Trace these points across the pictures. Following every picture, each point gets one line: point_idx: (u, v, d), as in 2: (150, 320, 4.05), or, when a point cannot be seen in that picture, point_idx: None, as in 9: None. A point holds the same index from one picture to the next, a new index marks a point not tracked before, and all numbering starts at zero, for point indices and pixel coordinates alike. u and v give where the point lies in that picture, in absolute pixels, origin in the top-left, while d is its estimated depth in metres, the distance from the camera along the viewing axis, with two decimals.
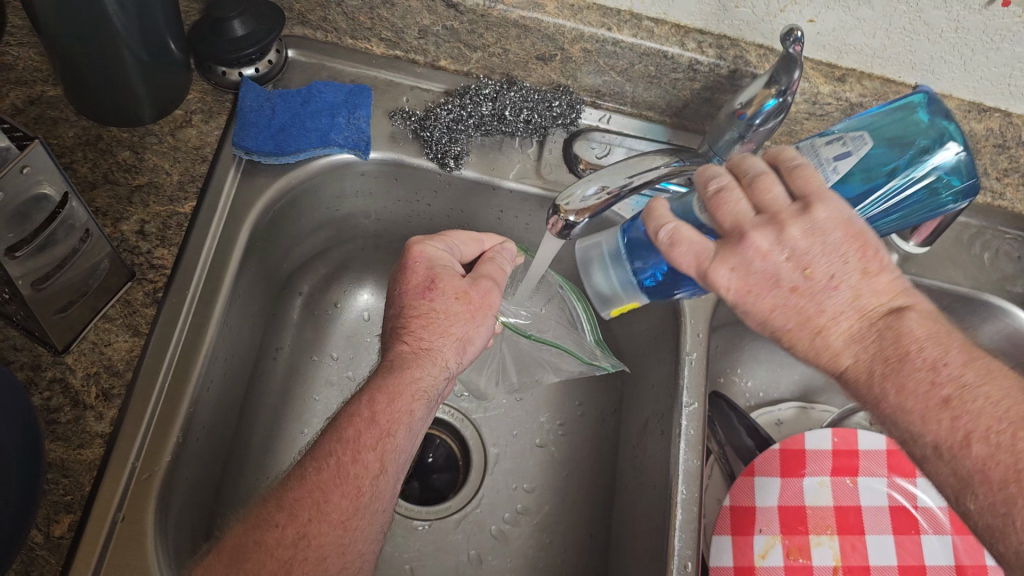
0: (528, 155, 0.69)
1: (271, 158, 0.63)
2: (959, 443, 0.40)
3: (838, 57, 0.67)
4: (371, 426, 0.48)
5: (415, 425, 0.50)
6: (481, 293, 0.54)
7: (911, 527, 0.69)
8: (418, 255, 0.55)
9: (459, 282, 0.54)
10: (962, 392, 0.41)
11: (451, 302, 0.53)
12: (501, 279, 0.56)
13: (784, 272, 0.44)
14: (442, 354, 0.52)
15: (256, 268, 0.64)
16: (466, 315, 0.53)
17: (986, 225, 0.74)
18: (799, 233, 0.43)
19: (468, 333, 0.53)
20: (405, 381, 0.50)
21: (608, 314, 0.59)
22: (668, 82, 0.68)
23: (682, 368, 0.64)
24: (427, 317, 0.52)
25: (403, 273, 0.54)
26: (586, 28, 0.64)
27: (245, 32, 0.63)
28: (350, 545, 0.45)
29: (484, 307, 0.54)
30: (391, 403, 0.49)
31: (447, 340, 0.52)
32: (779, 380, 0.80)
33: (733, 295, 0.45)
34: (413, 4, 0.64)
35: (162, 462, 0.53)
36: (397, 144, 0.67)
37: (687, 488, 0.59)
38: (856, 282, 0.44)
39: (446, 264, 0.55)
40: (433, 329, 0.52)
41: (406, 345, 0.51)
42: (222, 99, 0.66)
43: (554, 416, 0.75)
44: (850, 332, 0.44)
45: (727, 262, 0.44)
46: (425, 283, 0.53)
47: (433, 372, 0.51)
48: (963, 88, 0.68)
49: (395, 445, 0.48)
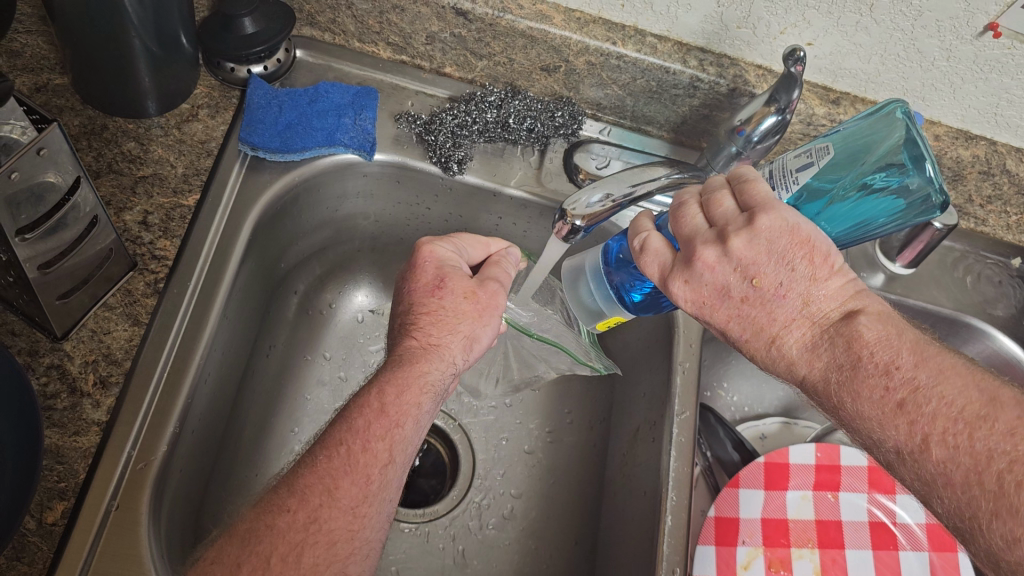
0: (529, 162, 0.70)
1: (277, 155, 0.64)
2: (918, 448, 0.41)
3: (833, 80, 0.69)
4: (381, 417, 0.48)
5: (422, 420, 0.50)
6: (489, 293, 0.54)
7: (890, 543, 0.70)
8: (427, 254, 0.56)
9: (467, 282, 0.54)
10: (915, 395, 0.42)
11: (459, 301, 0.53)
12: (506, 283, 0.57)
13: (733, 284, 0.45)
14: (449, 351, 0.52)
15: (256, 262, 0.65)
16: (473, 314, 0.53)
17: (969, 250, 0.76)
18: (743, 244, 0.44)
19: (475, 331, 0.53)
20: (413, 374, 0.50)
21: (594, 327, 0.60)
22: (668, 98, 0.70)
23: (674, 377, 0.65)
24: (435, 314, 0.53)
25: (413, 271, 0.55)
26: (592, 41, 0.66)
27: (255, 30, 0.64)
28: (358, 532, 0.46)
29: (490, 308, 0.54)
30: (401, 397, 0.49)
31: (455, 337, 0.52)
32: (764, 397, 0.82)
33: (691, 307, 0.47)
34: (423, 10, 0.65)
35: (158, 452, 0.53)
36: (400, 147, 0.68)
37: (676, 494, 0.60)
38: (805, 288, 0.45)
39: (455, 263, 0.56)
40: (441, 326, 0.52)
41: (415, 340, 0.52)
42: (228, 94, 0.66)
43: (543, 423, 0.76)
44: (804, 340, 0.45)
45: (680, 276, 0.47)
46: (434, 281, 0.54)
47: (442, 368, 0.51)
48: (952, 116, 0.70)
49: (404, 436, 0.49)
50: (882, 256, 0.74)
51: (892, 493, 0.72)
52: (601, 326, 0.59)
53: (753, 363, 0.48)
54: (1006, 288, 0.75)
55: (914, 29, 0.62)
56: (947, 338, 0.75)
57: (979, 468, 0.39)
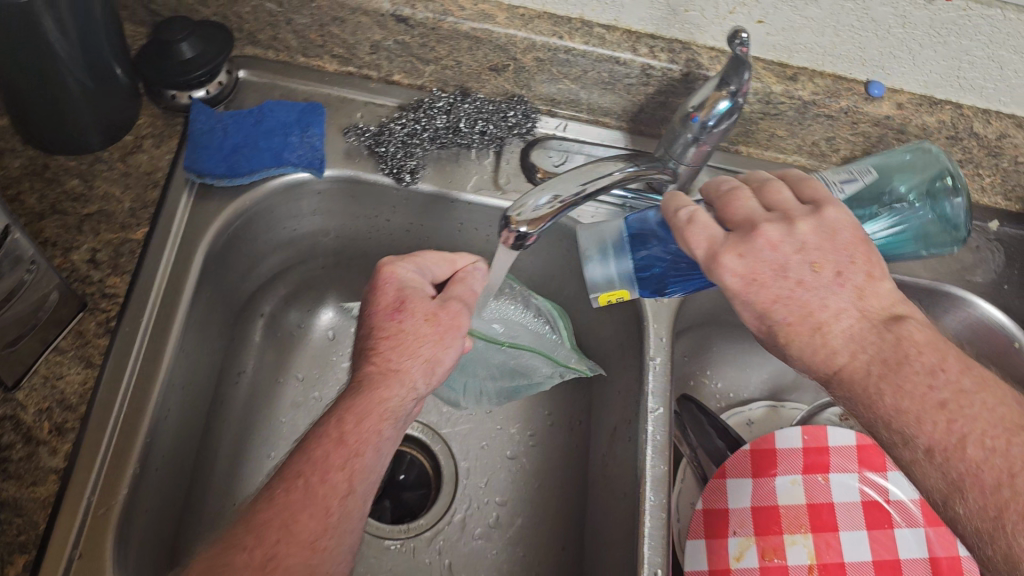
0: (484, 167, 0.67)
1: (224, 180, 0.62)
2: (953, 446, 0.44)
3: (788, 56, 0.66)
4: (340, 448, 0.46)
5: (385, 449, 0.48)
6: (450, 315, 0.52)
7: (885, 521, 0.71)
8: (388, 276, 0.52)
9: (428, 304, 0.52)
10: (958, 397, 0.45)
11: (421, 324, 0.51)
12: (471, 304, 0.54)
13: (793, 263, 0.46)
14: (410, 376, 0.49)
15: (212, 292, 0.63)
16: (434, 337, 0.51)
17: None
18: (807, 229, 0.47)
19: (437, 355, 0.51)
20: (375, 400, 0.48)
21: (593, 302, 0.57)
22: (622, 88, 0.68)
23: (646, 372, 0.64)
24: (396, 338, 0.50)
25: (373, 294, 0.52)
26: (537, 37, 0.64)
27: (194, 54, 0.62)
28: (319, 566, 0.43)
29: (452, 330, 0.52)
30: (360, 424, 0.47)
31: (415, 362, 0.50)
32: (749, 381, 0.80)
33: (737, 283, 0.47)
34: (364, 20, 0.64)
35: (119, 495, 0.52)
36: (352, 161, 0.66)
37: (655, 495, 0.59)
38: (861, 283, 0.47)
39: (417, 286, 0.53)
40: (402, 351, 0.50)
41: (374, 365, 0.49)
42: (172, 123, 0.65)
43: (524, 426, 0.75)
44: (850, 331, 0.46)
45: (736, 248, 0.47)
46: (394, 304, 0.51)
47: (402, 394, 0.49)
48: (914, 82, 0.67)
49: (364, 466, 0.46)
50: None
51: (883, 470, 0.73)
52: (601, 302, 0.57)
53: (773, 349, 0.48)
54: (982, 254, 0.74)
55: None
56: (929, 310, 0.73)
57: (1013, 470, 0.43)
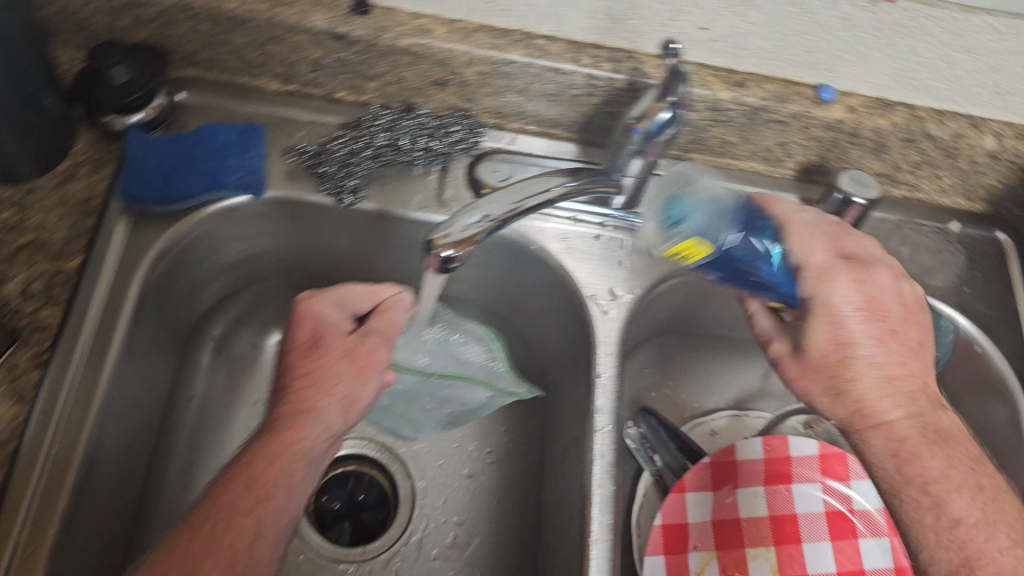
0: (428, 184, 0.67)
1: (160, 205, 0.61)
2: (983, 523, 0.47)
3: (735, 61, 0.65)
4: (247, 492, 0.46)
5: (298, 490, 0.47)
6: (368, 351, 0.53)
7: (849, 531, 0.70)
8: (305, 312, 0.54)
9: (345, 341, 0.53)
10: (994, 488, 0.49)
11: (335, 361, 0.52)
12: (392, 336, 0.55)
13: (892, 307, 0.52)
14: (325, 415, 0.50)
15: (155, 321, 0.63)
16: (350, 374, 0.51)
17: (904, 220, 0.73)
18: (910, 287, 0.53)
19: (353, 392, 0.51)
20: (287, 440, 0.48)
21: (670, 243, 0.50)
22: (568, 99, 0.67)
23: (596, 391, 0.63)
24: (310, 376, 0.51)
25: (290, 331, 0.54)
26: (477, 51, 0.63)
27: (128, 79, 0.61)
28: None
29: (369, 367, 0.52)
30: (270, 466, 0.47)
31: (330, 401, 0.50)
32: (714, 391, 0.78)
33: (840, 302, 0.51)
34: (300, 38, 0.63)
35: (50, 532, 0.52)
36: (294, 182, 0.65)
37: (603, 517, 0.58)
38: (930, 358, 0.53)
39: (335, 321, 0.54)
40: (315, 390, 0.50)
41: (288, 406, 0.50)
42: (110, 148, 0.63)
43: (483, 444, 0.74)
44: (915, 388, 0.50)
45: (859, 276, 0.52)
46: (310, 341, 0.53)
47: (316, 433, 0.49)
48: (865, 85, 0.66)
49: (273, 510, 0.46)
50: None
51: (846, 478, 0.72)
52: (676, 249, 0.50)
53: (824, 376, 0.51)
54: (943, 256, 0.72)
55: None
56: None
57: None
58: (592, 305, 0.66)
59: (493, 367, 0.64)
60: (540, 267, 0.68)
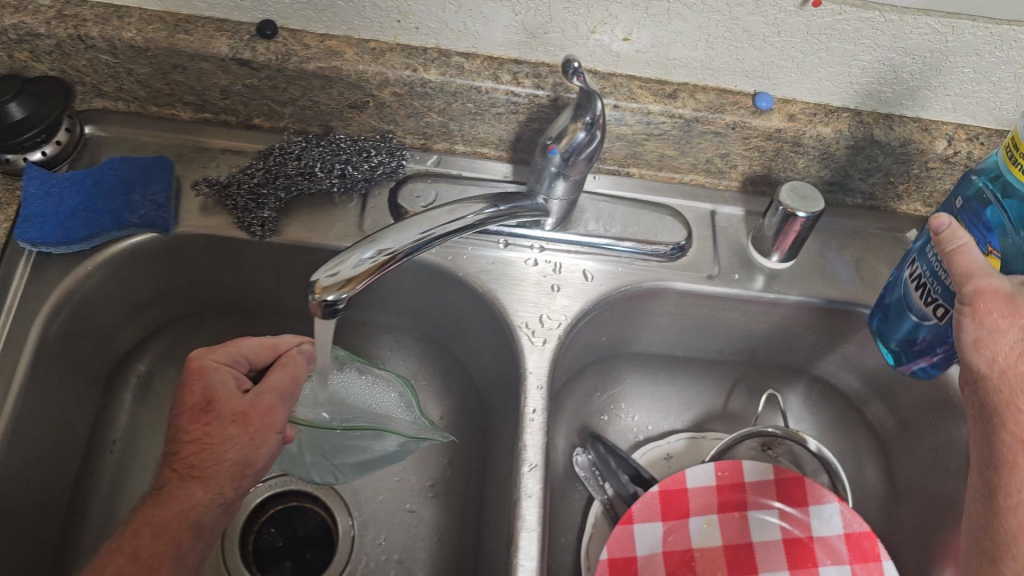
0: (349, 211, 0.64)
1: (61, 247, 0.58)
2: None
3: (666, 73, 0.62)
4: (134, 564, 0.45)
5: (187, 559, 0.47)
6: (262, 413, 0.51)
7: (808, 560, 0.65)
8: (197, 369, 0.51)
9: (239, 402, 0.51)
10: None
11: (227, 426, 0.50)
12: (291, 391, 0.52)
13: None
14: (216, 481, 0.49)
15: (63, 367, 0.60)
16: (244, 438, 0.50)
17: (855, 230, 0.70)
18: None
19: (247, 456, 0.50)
20: (175, 508, 0.47)
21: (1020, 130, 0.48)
22: (493, 117, 0.64)
23: (524, 424, 0.59)
24: (200, 444, 0.49)
25: (180, 391, 0.51)
26: (389, 72, 0.60)
27: (25, 114, 0.58)
28: None
29: (265, 428, 0.51)
30: (157, 537, 0.46)
31: (221, 467, 0.49)
32: (668, 412, 0.75)
33: None
34: (205, 66, 0.60)
35: None
36: (209, 215, 0.63)
37: (530, 561, 0.54)
38: None
39: (229, 378, 0.52)
40: (206, 457, 0.49)
41: (177, 472, 0.49)
42: (13, 186, 0.61)
43: (424, 476, 0.71)
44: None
45: None
46: (200, 404, 0.50)
47: (206, 499, 0.48)
48: (804, 91, 0.63)
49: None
50: (756, 253, 0.67)
51: (804, 504, 0.67)
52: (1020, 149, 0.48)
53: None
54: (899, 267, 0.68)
55: (730, 8, 0.55)
56: (840, 329, 0.68)
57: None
58: (522, 334, 0.63)
59: (408, 422, 0.59)
60: (468, 298, 0.65)
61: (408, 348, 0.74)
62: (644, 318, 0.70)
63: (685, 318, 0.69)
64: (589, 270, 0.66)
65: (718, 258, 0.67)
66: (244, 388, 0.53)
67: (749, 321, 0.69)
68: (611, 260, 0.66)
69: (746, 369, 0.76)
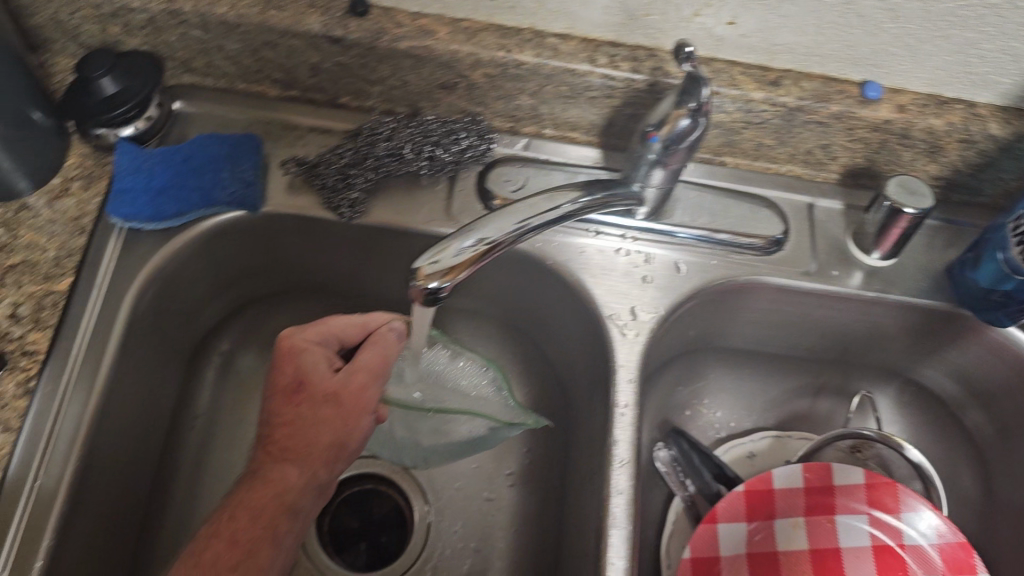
0: (436, 194, 0.63)
1: (150, 224, 0.58)
2: None
3: (769, 58, 0.60)
4: (231, 549, 0.45)
5: (284, 541, 0.47)
6: (354, 394, 0.50)
7: (898, 569, 0.60)
8: (287, 350, 0.51)
9: (329, 382, 0.50)
10: None
11: (319, 406, 0.49)
12: (382, 368, 0.51)
13: None
14: (310, 463, 0.49)
15: (150, 344, 0.60)
16: (336, 420, 0.49)
17: (960, 227, 0.67)
18: None
19: (340, 438, 0.49)
20: (270, 491, 0.47)
21: None
22: (586, 101, 0.62)
23: (614, 419, 0.58)
24: (292, 426, 0.49)
25: (272, 371, 0.51)
26: (483, 52, 0.58)
27: (119, 89, 0.58)
28: None
29: (358, 410, 0.50)
30: (255, 521, 0.46)
31: (315, 449, 0.49)
32: (752, 409, 0.73)
33: None
34: (296, 43, 0.59)
35: (33, 569, 0.49)
36: (295, 195, 0.62)
37: (620, 559, 0.53)
38: None
39: (320, 359, 0.51)
40: (300, 438, 0.49)
41: (271, 454, 0.49)
42: (102, 161, 0.61)
43: (502, 465, 0.70)
44: None
45: None
46: (291, 385, 0.50)
47: (301, 481, 0.48)
48: (916, 81, 0.59)
49: (259, 564, 0.45)
50: (857, 249, 0.64)
51: (897, 510, 0.62)
52: None
53: None
54: None
55: None
56: (941, 331, 0.65)
57: None
58: (612, 326, 0.61)
59: (495, 402, 0.58)
60: (556, 286, 0.64)
61: (487, 335, 0.73)
62: (734, 312, 0.67)
63: (778, 313, 0.67)
64: (680, 262, 0.63)
65: (815, 253, 0.64)
66: (336, 367, 0.52)
67: (844, 319, 0.67)
68: (703, 252, 0.64)
69: (838, 366, 0.73)
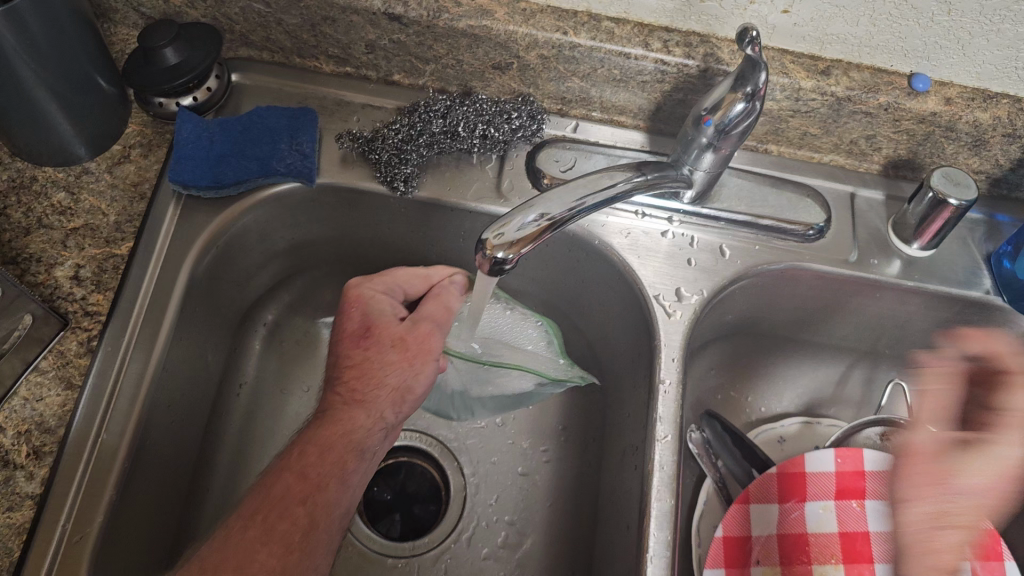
0: (486, 173, 0.64)
1: (210, 191, 0.59)
2: None
3: (820, 48, 0.60)
4: (303, 483, 0.47)
5: (352, 479, 0.49)
6: (419, 338, 0.53)
7: None
8: (355, 300, 0.55)
9: (396, 328, 0.53)
10: None
11: (387, 351, 0.52)
12: (445, 319, 0.54)
13: None
14: (377, 404, 0.51)
15: (205, 309, 0.61)
16: (403, 363, 0.52)
17: (997, 222, 0.68)
18: None
19: (405, 381, 0.52)
20: (340, 431, 0.49)
21: None
22: (636, 85, 0.63)
23: (657, 397, 0.59)
24: (360, 368, 0.52)
25: (341, 318, 0.54)
26: (540, 33, 0.59)
27: (179, 60, 0.59)
28: None
29: (422, 354, 0.52)
30: (323, 457, 0.48)
31: (382, 391, 0.51)
32: (783, 393, 0.74)
33: None
34: (355, 19, 0.60)
35: (96, 523, 0.50)
36: (347, 169, 0.63)
37: (659, 530, 0.54)
38: None
39: (388, 309, 0.54)
40: (367, 380, 0.51)
41: (341, 396, 0.51)
42: (162, 130, 0.63)
43: (538, 441, 0.71)
44: None
45: None
46: (360, 330, 0.53)
47: (369, 422, 0.50)
48: (964, 74, 0.60)
49: (328, 500, 0.47)
50: (897, 239, 0.65)
51: None
52: None
53: None
54: None
55: None
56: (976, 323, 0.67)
57: None
58: (658, 305, 0.62)
59: (550, 357, 0.60)
60: (602, 265, 0.65)
61: None
62: (773, 297, 0.68)
63: (817, 300, 0.68)
64: (724, 246, 0.65)
65: (855, 241, 0.65)
66: (400, 316, 0.55)
67: (881, 307, 0.68)
68: (746, 237, 0.65)
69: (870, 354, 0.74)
